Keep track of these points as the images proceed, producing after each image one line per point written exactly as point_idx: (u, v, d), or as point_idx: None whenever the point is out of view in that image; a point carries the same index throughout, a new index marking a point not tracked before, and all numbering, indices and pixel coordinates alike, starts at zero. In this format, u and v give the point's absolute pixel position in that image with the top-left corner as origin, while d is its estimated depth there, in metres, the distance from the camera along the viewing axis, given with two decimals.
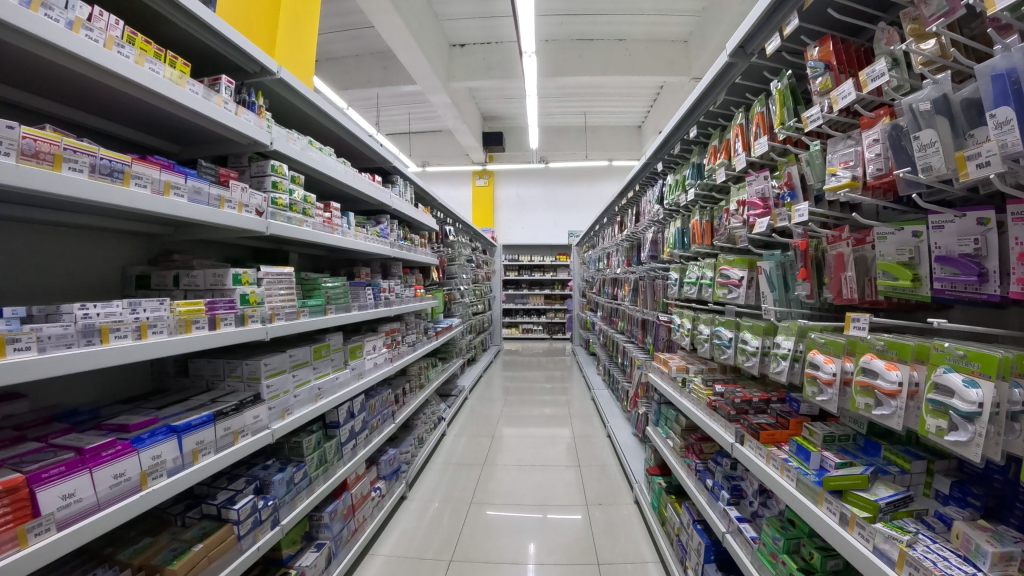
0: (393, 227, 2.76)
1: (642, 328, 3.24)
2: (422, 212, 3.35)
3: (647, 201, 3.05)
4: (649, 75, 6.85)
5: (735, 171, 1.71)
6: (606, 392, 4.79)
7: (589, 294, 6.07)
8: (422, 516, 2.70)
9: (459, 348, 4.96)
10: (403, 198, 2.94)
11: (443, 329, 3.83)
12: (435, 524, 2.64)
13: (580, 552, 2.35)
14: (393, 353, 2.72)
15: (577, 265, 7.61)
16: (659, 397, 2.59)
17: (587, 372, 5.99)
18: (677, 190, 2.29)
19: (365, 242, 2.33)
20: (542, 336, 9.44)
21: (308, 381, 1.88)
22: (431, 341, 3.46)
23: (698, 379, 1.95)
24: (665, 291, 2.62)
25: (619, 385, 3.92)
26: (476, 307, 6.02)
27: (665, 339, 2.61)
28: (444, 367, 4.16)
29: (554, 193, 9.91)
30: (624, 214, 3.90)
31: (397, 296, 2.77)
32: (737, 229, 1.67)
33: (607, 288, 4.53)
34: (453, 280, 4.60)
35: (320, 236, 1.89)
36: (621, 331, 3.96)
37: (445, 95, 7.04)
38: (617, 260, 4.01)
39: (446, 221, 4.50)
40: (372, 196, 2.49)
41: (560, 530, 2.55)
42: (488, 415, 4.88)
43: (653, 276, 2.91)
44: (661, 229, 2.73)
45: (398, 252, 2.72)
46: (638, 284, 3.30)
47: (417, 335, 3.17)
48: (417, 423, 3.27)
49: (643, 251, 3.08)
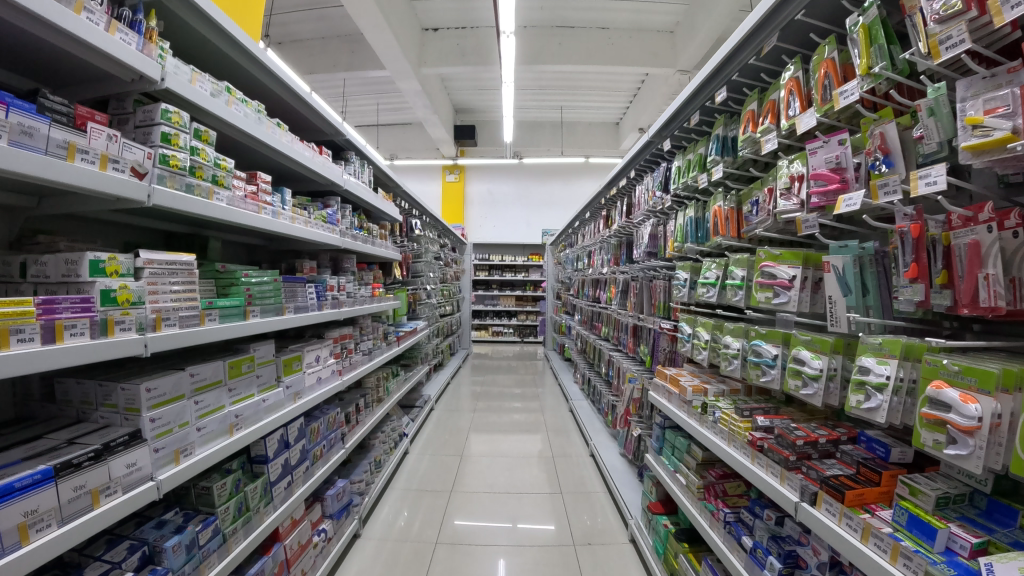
0: (345, 212, 2.31)
1: (630, 335, 2.82)
2: (383, 198, 2.90)
3: (642, 190, 2.64)
4: (631, 66, 6.48)
5: (788, 137, 1.30)
6: (584, 403, 4.38)
7: (565, 295, 5.65)
8: (380, 552, 2.28)
9: (425, 353, 4.50)
10: (359, 180, 2.49)
11: (405, 335, 3.37)
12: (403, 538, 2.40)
13: (558, 564, 2.20)
14: (342, 364, 2.27)
15: (551, 264, 7.20)
16: (660, 418, 2.18)
17: (561, 379, 5.59)
18: (692, 170, 1.88)
19: (308, 228, 1.89)
20: (514, 339, 9.02)
21: (217, 409, 1.47)
22: (391, 347, 3.01)
23: (726, 406, 1.54)
24: (668, 293, 2.21)
25: (602, 398, 3.51)
26: (445, 309, 5.56)
27: (667, 351, 2.20)
28: (405, 375, 3.69)
29: (527, 190, 9.50)
30: (609, 208, 3.48)
31: (348, 295, 2.32)
32: (787, 213, 1.28)
33: (587, 290, 4.12)
34: (418, 279, 4.14)
35: (236, 215, 1.46)
36: (604, 338, 3.55)
37: (415, 83, 6.56)
38: (601, 260, 3.59)
39: (411, 213, 4.03)
40: (318, 173, 2.04)
41: (535, 538, 2.41)
42: (456, 425, 4.43)
43: (650, 277, 2.50)
44: (662, 221, 2.32)
45: (350, 242, 2.27)
46: (627, 286, 2.90)
47: (375, 341, 2.72)
48: (374, 444, 2.82)
49: (636, 248, 2.67)
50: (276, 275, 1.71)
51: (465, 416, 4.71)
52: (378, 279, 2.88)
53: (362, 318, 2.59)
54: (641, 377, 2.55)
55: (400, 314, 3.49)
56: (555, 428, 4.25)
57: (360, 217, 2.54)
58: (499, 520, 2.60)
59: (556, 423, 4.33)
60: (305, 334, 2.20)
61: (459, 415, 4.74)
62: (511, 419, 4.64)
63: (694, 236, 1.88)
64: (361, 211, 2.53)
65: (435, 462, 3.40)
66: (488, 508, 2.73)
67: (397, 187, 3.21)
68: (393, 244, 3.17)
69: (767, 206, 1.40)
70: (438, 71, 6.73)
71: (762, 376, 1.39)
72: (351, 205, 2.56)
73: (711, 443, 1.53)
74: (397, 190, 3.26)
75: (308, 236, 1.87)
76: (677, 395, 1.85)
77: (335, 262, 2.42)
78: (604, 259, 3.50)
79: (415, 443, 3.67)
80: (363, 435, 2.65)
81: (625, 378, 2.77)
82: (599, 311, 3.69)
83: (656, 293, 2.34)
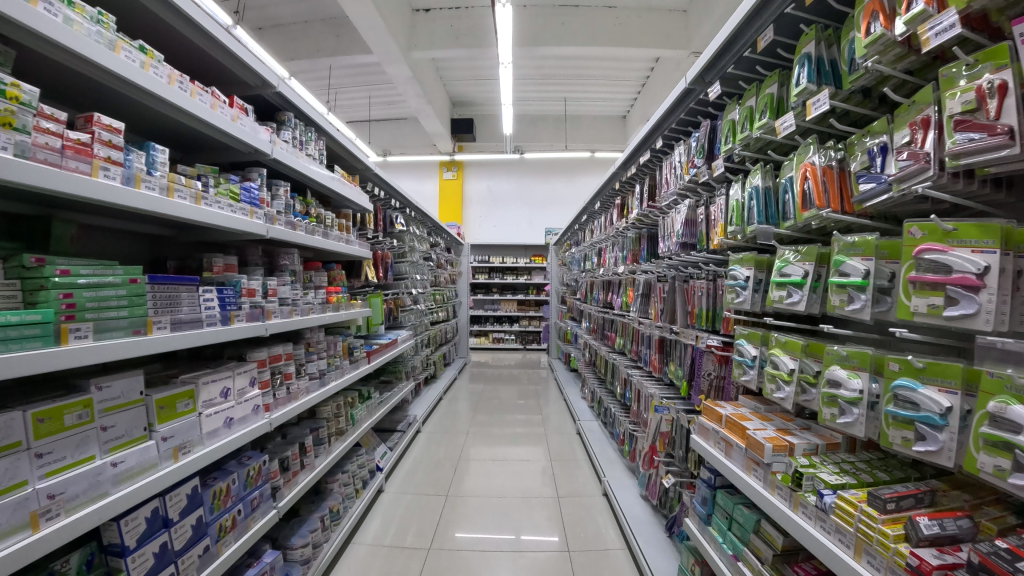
0: (279, 191, 1.72)
1: (655, 350, 2.23)
2: (345, 182, 2.30)
3: (670, 164, 2.04)
4: (640, 49, 5.91)
5: (954, 26, 0.80)
6: (593, 425, 3.78)
7: (570, 299, 5.05)
8: (371, 561, 2.15)
9: (411, 367, 3.89)
10: (303, 153, 1.90)
11: (380, 349, 2.77)
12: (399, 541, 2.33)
13: (554, 566, 2.15)
14: (272, 395, 1.68)
15: (555, 266, 6.60)
16: (708, 470, 1.58)
17: (566, 391, 5.00)
18: (761, 119, 1.31)
19: (201, 208, 1.31)
20: (515, 347, 8.38)
21: (8, 492, 0.89)
22: (358, 367, 2.42)
23: (837, 495, 1.00)
24: (716, 299, 1.62)
25: (616, 423, 2.92)
26: (438, 315, 4.96)
27: (715, 377, 1.62)
28: (385, 396, 3.10)
29: (528, 187, 8.91)
30: (622, 197, 2.88)
31: (283, 300, 1.73)
32: (974, 152, 0.77)
33: (596, 294, 3.53)
34: (404, 281, 3.52)
35: (35, 176, 0.87)
36: (616, 353, 2.95)
37: (405, 68, 5.92)
38: (613, 260, 3.00)
39: (394, 208, 3.43)
40: (226, 132, 1.46)
41: (535, 544, 2.33)
42: (453, 440, 3.88)
43: (685, 277, 1.90)
44: (703, 201, 1.72)
45: (283, 231, 1.68)
46: (650, 288, 2.30)
47: (332, 361, 2.13)
48: (333, 490, 2.22)
49: (663, 240, 2.08)
50: (131, 272, 1.13)
51: (459, 432, 4.10)
52: (340, 282, 2.30)
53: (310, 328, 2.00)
54: (675, 407, 1.95)
55: (378, 325, 2.90)
56: (561, 452, 3.64)
57: (308, 201, 1.95)
58: (500, 527, 2.50)
59: (562, 447, 3.73)
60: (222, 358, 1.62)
61: (454, 432, 4.13)
62: (512, 437, 4.03)
63: (760, 213, 1.32)
64: (308, 192, 1.94)
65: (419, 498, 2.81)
66: (486, 512, 2.66)
67: (367, 170, 2.61)
68: (361, 239, 2.58)
69: (912, 145, 0.95)
70: (430, 56, 6.11)
71: (916, 442, 0.88)
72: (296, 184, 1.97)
73: (831, 556, 0.97)
74: (369, 175, 2.66)
75: (198, 217, 1.29)
76: (746, 449, 1.25)
77: (269, 258, 1.83)
78: (617, 257, 2.89)
79: (396, 476, 3.06)
80: (316, 481, 2.05)
81: (650, 405, 2.17)
82: (612, 319, 3.08)
83: (696, 297, 1.75)
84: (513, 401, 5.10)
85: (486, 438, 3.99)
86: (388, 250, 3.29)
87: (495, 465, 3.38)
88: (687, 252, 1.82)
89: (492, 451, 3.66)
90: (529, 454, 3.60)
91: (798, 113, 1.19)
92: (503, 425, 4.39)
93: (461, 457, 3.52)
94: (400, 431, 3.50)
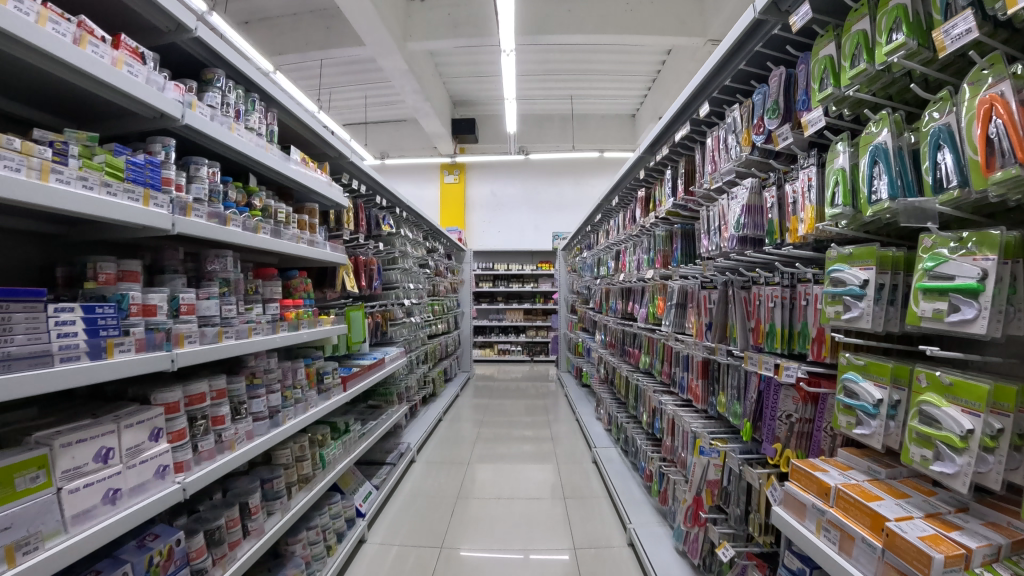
0: (200, 171, 1.30)
1: (698, 371, 1.76)
2: (311, 170, 1.86)
3: (717, 138, 1.58)
4: (653, 38, 5.47)
5: None
6: (609, 443, 3.30)
7: (581, 308, 4.57)
8: None
9: (406, 388, 3.43)
10: (241, 125, 1.47)
11: (362, 371, 2.32)
12: (400, 562, 2.14)
13: None
14: (188, 449, 1.27)
15: (564, 272, 6.12)
16: (790, 551, 1.12)
17: (578, 407, 4.52)
18: (888, 39, 0.85)
19: (45, 184, 0.89)
20: (522, 358, 7.85)
21: None
22: (328, 397, 1.96)
23: None
24: (795, 313, 1.18)
25: (642, 456, 2.44)
26: (438, 326, 4.50)
27: (797, 422, 1.19)
28: (369, 423, 2.64)
29: (534, 190, 8.42)
30: (644, 187, 2.41)
31: (203, 318, 1.29)
32: None
33: (613, 304, 3.06)
34: (397, 290, 3.06)
35: None
36: (641, 368, 2.48)
37: (400, 62, 5.47)
38: (634, 264, 2.54)
39: (385, 208, 2.98)
40: (105, 81, 1.04)
41: (547, 564, 2.12)
42: (456, 460, 3.44)
43: (750, 282, 1.43)
44: (774, 179, 1.26)
45: (202, 225, 1.26)
46: (690, 296, 1.84)
47: (290, 393, 1.68)
48: (293, 555, 1.75)
49: (710, 235, 1.62)
50: None
51: (463, 453, 3.61)
52: (304, 293, 1.85)
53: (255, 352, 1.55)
54: (733, 454, 1.48)
55: (361, 344, 2.45)
56: (572, 473, 3.15)
57: (251, 190, 1.51)
58: (509, 544, 2.30)
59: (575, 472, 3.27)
60: (115, 411, 1.17)
61: (456, 451, 3.65)
62: (520, 458, 3.55)
63: (892, 185, 0.86)
64: (250, 178, 1.51)
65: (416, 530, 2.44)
66: (496, 528, 2.46)
67: (342, 157, 2.16)
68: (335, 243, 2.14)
69: None
70: (427, 49, 5.67)
71: None
72: (235, 167, 1.53)
73: None
74: (344, 165, 2.21)
75: (37, 196, 0.86)
76: (883, 550, 0.79)
77: (195, 263, 1.39)
78: (640, 260, 2.43)
79: (384, 511, 2.58)
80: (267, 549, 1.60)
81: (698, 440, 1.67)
82: (633, 333, 2.61)
83: (763, 310, 1.30)
84: (520, 419, 4.61)
85: (491, 459, 3.51)
86: (374, 255, 2.83)
87: (501, 493, 2.90)
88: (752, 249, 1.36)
89: (498, 475, 3.20)
90: (539, 478, 3.12)
91: (977, 18, 0.74)
92: (510, 444, 3.91)
93: (463, 482, 3.05)
94: (393, 453, 3.03)
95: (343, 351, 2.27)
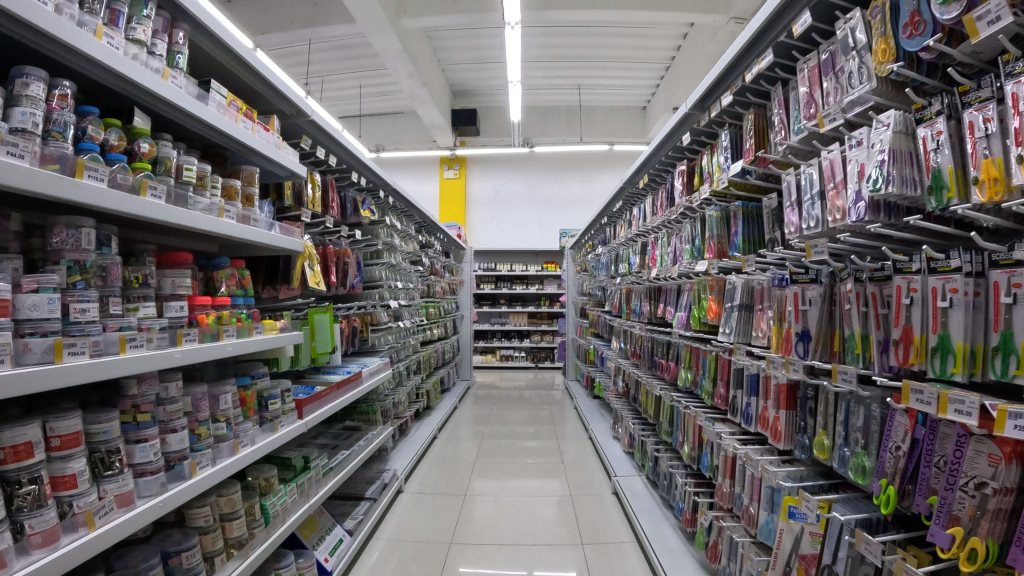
0: (33, 88, 0.82)
1: (781, 398, 1.26)
2: (245, 123, 1.38)
3: (830, 62, 1.08)
4: (671, 16, 4.99)
5: None
6: (629, 467, 2.77)
7: (594, 311, 4.09)
8: None
9: (394, 404, 2.92)
10: (120, 33, 0.99)
11: (327, 389, 1.83)
12: None
13: None
14: (6, 534, 0.76)
15: (573, 272, 5.62)
16: None
17: (589, 417, 4.06)
18: None
19: None
20: (526, 365, 7.32)
21: None
22: (272, 428, 1.48)
23: None
24: (991, 319, 0.77)
25: (681, 494, 1.94)
26: (435, 330, 4.01)
27: (991, 500, 0.76)
28: (339, 453, 2.12)
29: (539, 187, 7.87)
30: (684, 159, 1.91)
31: (26, 323, 0.80)
32: None
33: (637, 306, 2.56)
34: (382, 290, 2.57)
35: None
36: (677, 381, 1.95)
37: (394, 41, 4.98)
38: (667, 259, 2.04)
39: (366, 191, 2.48)
40: None
41: None
42: (456, 478, 2.99)
43: (898, 270, 0.92)
44: (940, 110, 0.86)
45: (22, 169, 0.75)
46: (763, 296, 1.35)
47: (205, 431, 1.24)
48: None
49: (806, 206, 1.13)
50: None
51: (461, 474, 3.07)
52: (237, 290, 1.39)
53: (139, 375, 1.09)
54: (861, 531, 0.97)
55: (330, 355, 1.97)
56: (586, 505, 2.61)
57: (136, 132, 1.08)
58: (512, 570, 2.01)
59: (585, 487, 2.90)
60: None
61: (450, 471, 3.12)
62: (527, 480, 3.01)
63: None
64: (136, 115, 1.07)
65: (408, 559, 2.07)
66: (495, 545, 2.21)
67: (295, 112, 1.66)
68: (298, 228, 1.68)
69: None
70: (424, 27, 5.18)
71: None
72: (120, 91, 1.07)
73: None
74: (299, 122, 1.71)
75: None
76: None
77: (39, 238, 0.94)
78: (677, 251, 1.93)
79: (363, 555, 2.08)
80: None
81: (805, 497, 1.12)
82: (666, 342, 2.09)
83: (922, 318, 0.86)
84: (525, 432, 4.09)
85: (491, 482, 2.97)
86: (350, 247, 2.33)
87: (506, 530, 2.37)
88: (908, 222, 0.96)
89: (500, 493, 2.79)
90: (546, 501, 2.68)
91: None
92: (514, 461, 3.38)
93: (459, 515, 2.52)
94: (376, 480, 2.49)
95: (304, 364, 1.80)
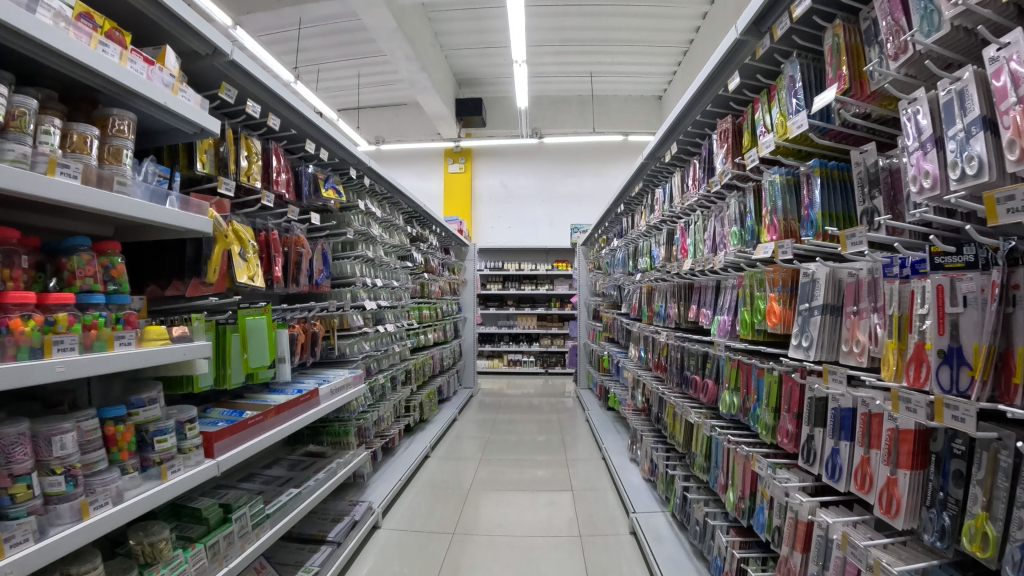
0: None
1: (900, 452, 0.88)
2: (105, 48, 0.98)
3: None
4: None
5: None
6: (647, 493, 2.29)
7: (608, 313, 3.64)
8: None
9: (376, 421, 2.49)
10: None
11: (260, 415, 1.41)
12: None
13: None
14: None
15: (585, 272, 5.17)
16: None
17: (601, 428, 3.61)
18: None
19: None
20: (536, 370, 6.85)
21: None
22: (160, 479, 1.07)
23: None
24: None
25: (720, 551, 1.48)
26: (430, 333, 3.58)
27: None
28: (283, 493, 1.63)
29: (549, 181, 7.42)
30: (726, 117, 1.47)
31: None
32: None
33: (661, 307, 2.11)
34: (356, 288, 2.14)
35: None
36: (720, 406, 1.49)
37: (387, 20, 4.58)
38: (705, 249, 1.59)
39: (331, 168, 2.05)
40: None
41: None
42: (447, 500, 2.55)
43: None
44: None
45: None
46: (879, 291, 0.94)
47: (27, 489, 0.83)
48: None
49: (955, 148, 0.75)
50: None
51: (455, 497, 2.59)
52: (96, 285, 0.98)
53: None
54: None
55: (275, 370, 1.56)
56: (595, 540, 2.14)
57: None
58: None
59: (597, 510, 2.45)
60: None
61: (442, 492, 2.64)
62: (528, 503, 2.55)
63: None
64: None
65: None
66: None
67: (210, 50, 1.25)
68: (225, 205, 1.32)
69: None
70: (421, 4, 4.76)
71: None
72: None
73: None
74: (213, 65, 1.29)
75: None
76: None
77: None
78: (720, 236, 1.49)
79: None
80: None
81: None
82: (703, 354, 1.64)
83: None
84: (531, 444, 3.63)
85: (488, 507, 2.49)
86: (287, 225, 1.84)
87: (503, 573, 1.90)
88: None
89: (498, 520, 2.35)
90: (551, 530, 2.24)
91: None
92: (515, 480, 2.90)
93: (448, 550, 2.05)
94: (345, 516, 2.04)
95: (236, 382, 1.40)
